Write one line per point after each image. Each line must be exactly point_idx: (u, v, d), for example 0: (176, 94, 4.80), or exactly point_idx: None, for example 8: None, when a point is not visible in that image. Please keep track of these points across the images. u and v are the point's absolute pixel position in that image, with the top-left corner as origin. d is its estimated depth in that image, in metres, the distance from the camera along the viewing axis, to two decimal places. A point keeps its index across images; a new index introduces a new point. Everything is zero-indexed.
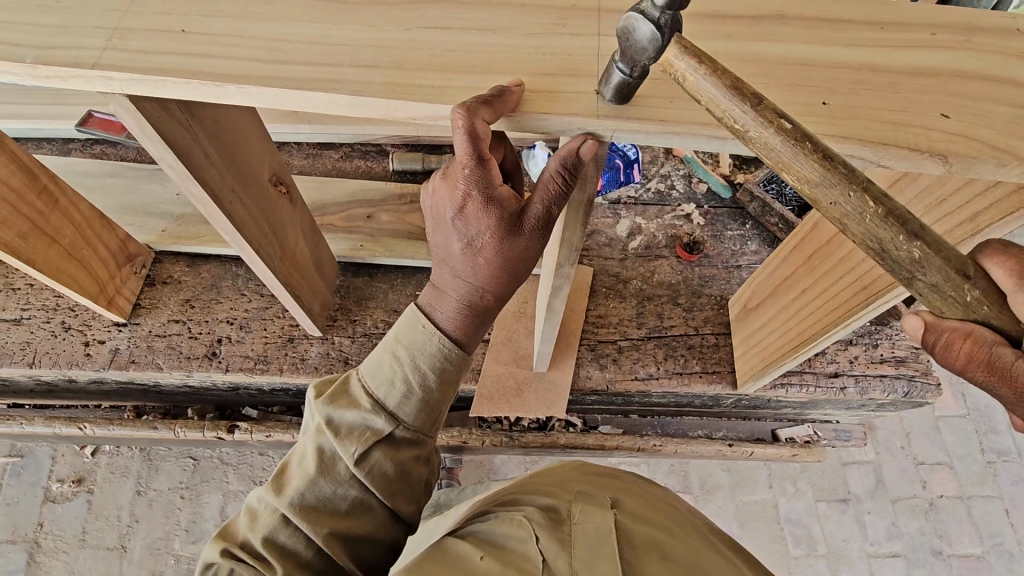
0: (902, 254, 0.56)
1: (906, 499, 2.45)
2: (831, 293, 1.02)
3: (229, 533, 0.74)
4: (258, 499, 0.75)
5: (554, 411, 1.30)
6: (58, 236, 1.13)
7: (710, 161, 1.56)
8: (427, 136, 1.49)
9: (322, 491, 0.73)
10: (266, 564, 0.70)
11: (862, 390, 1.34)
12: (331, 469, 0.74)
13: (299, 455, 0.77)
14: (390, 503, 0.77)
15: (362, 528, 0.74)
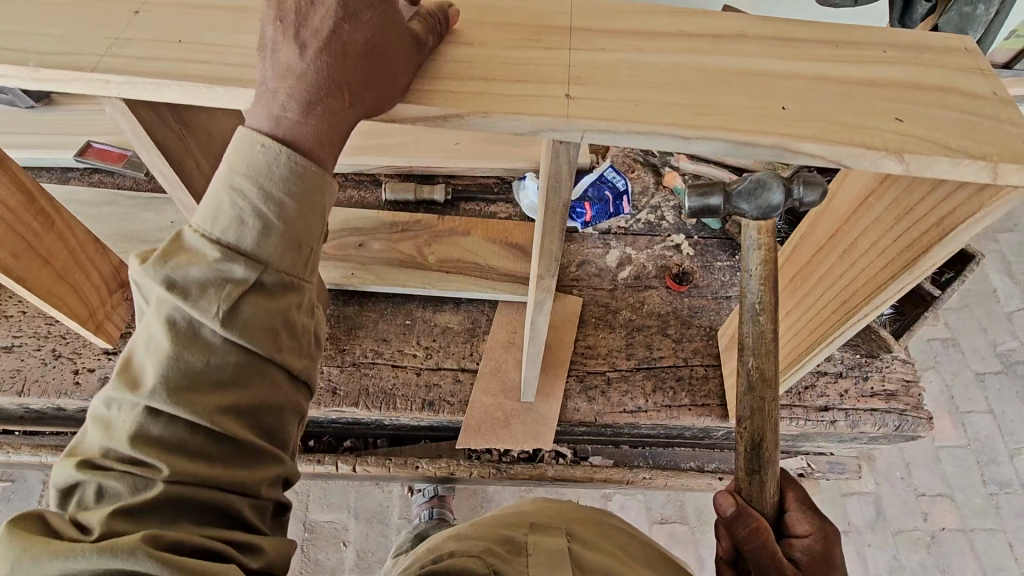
0: (764, 453, 0.83)
1: (906, 531, 2.41)
2: (834, 288, 0.96)
3: (62, 476, 0.55)
4: (99, 422, 0.57)
5: (542, 443, 1.29)
6: (51, 259, 1.16)
7: None
8: (419, 167, 1.52)
9: (190, 364, 0.56)
10: (148, 468, 0.54)
11: (853, 423, 1.33)
12: (189, 355, 0.56)
13: (143, 338, 0.57)
14: (270, 367, 0.61)
15: (255, 397, 0.60)
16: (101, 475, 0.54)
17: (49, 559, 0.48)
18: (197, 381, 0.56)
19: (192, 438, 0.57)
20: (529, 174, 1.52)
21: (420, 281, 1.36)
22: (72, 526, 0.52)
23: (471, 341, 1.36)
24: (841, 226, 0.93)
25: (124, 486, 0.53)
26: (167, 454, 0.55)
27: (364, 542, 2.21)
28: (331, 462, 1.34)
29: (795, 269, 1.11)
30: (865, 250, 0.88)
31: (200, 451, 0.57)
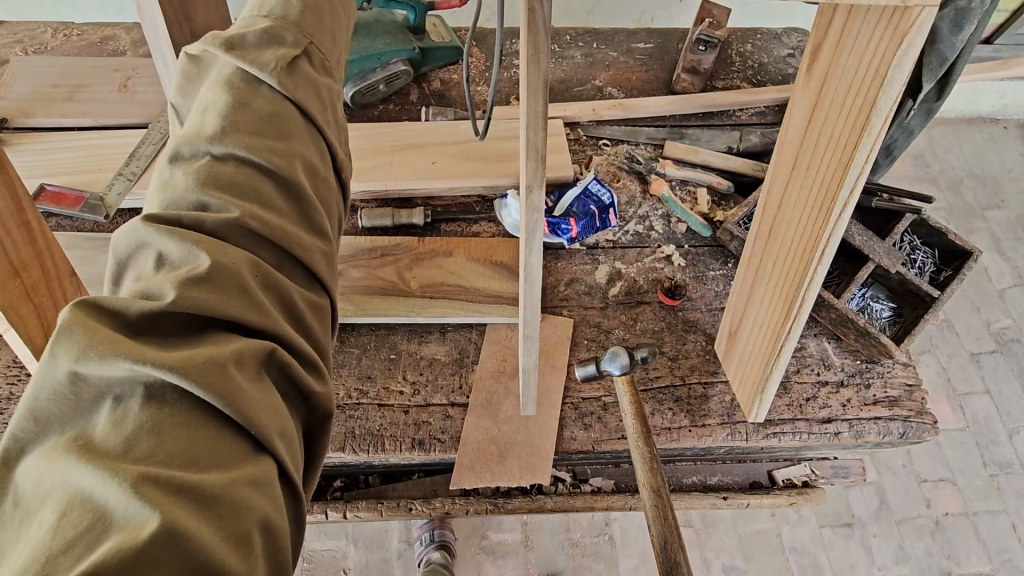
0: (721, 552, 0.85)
1: (910, 520, 2.40)
2: (812, 193, 0.93)
3: (124, 245, 0.52)
4: (161, 185, 0.58)
5: (540, 477, 1.24)
6: (22, 271, 1.05)
7: (688, 199, 1.54)
8: (396, 190, 1.45)
9: (260, 98, 0.63)
10: (213, 207, 0.54)
11: (857, 434, 1.28)
12: (249, 113, 0.61)
13: (198, 118, 0.61)
14: (320, 139, 0.67)
15: (309, 152, 0.63)
16: (163, 236, 0.50)
17: (118, 352, 0.41)
18: (256, 135, 0.60)
19: (253, 187, 0.57)
20: (510, 191, 1.46)
21: (402, 310, 1.30)
22: (137, 296, 0.48)
23: (460, 371, 1.30)
24: (806, 139, 0.94)
25: (191, 260, 0.49)
26: (230, 190, 0.56)
27: (364, 570, 2.16)
28: (321, 509, 1.28)
29: (770, 213, 1.07)
30: (831, 145, 0.87)
31: (262, 207, 0.56)
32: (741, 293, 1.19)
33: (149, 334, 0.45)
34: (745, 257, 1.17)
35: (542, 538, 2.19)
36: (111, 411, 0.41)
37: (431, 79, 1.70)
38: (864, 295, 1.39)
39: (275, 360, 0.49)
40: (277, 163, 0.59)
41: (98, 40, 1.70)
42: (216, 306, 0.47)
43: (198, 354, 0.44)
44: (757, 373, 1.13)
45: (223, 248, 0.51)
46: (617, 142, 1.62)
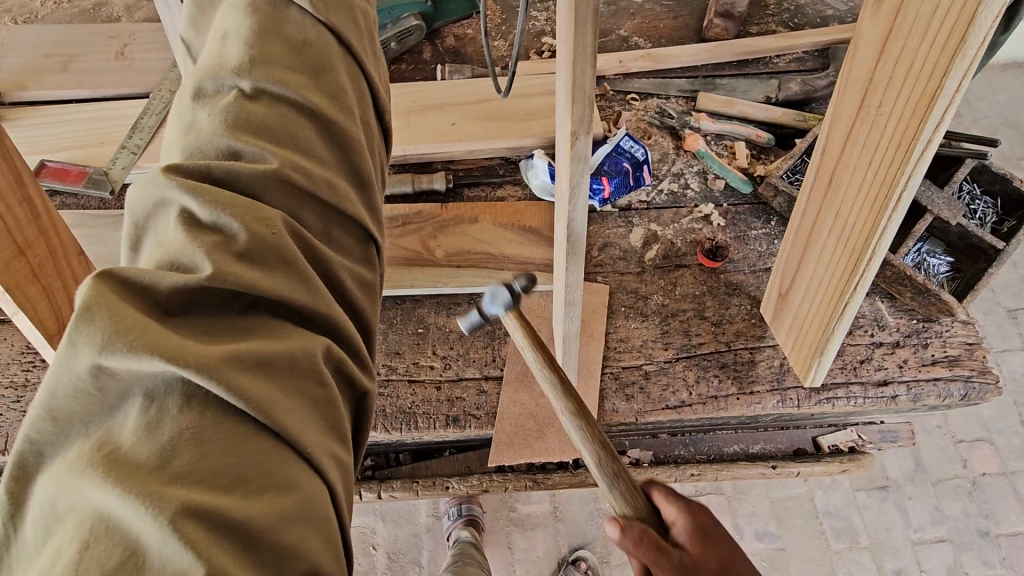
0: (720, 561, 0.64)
1: (947, 480, 2.34)
2: (882, 139, 0.83)
3: (143, 206, 0.46)
4: (182, 127, 0.51)
5: (582, 452, 1.19)
6: (27, 251, 0.99)
7: (725, 153, 1.45)
8: (415, 154, 1.37)
9: (286, 26, 0.56)
10: (246, 152, 0.48)
11: (916, 396, 1.21)
12: (279, 44, 0.55)
13: (218, 52, 0.55)
14: (358, 73, 0.60)
15: (344, 83, 0.57)
16: (187, 196, 0.44)
17: (152, 349, 0.36)
18: (288, 68, 0.54)
19: (289, 133, 0.51)
20: (535, 151, 1.37)
21: (428, 282, 1.23)
22: (165, 262, 0.42)
23: (493, 344, 1.23)
24: (873, 75, 0.82)
25: (227, 228, 0.44)
26: (265, 134, 0.50)
27: (393, 544, 2.15)
28: (355, 490, 1.24)
29: (826, 164, 0.97)
30: (908, 79, 0.76)
31: (301, 154, 0.51)
32: (793, 250, 1.10)
33: (183, 318, 0.41)
34: (797, 211, 1.08)
35: (572, 509, 2.15)
36: (143, 411, 0.37)
37: (444, 34, 1.59)
38: (920, 250, 1.29)
39: (329, 358, 0.46)
40: (312, 101, 0.53)
41: (90, 6, 1.60)
42: (260, 287, 0.43)
43: (242, 354, 0.40)
44: (815, 335, 1.06)
45: (261, 210, 0.46)
46: (646, 96, 1.52)
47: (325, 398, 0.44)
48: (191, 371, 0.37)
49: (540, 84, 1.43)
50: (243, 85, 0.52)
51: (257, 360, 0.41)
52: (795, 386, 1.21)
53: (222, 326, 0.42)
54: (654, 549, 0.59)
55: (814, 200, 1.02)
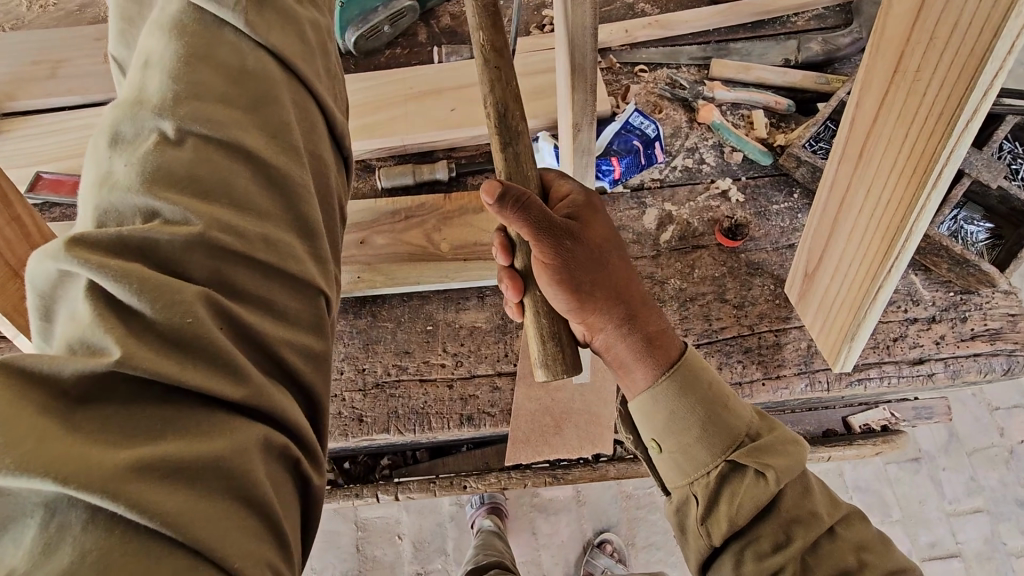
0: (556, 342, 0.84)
1: (983, 450, 2.26)
2: (925, 101, 0.74)
3: (46, 278, 0.45)
4: (99, 177, 0.51)
5: (601, 445, 1.16)
6: (22, 272, 0.97)
7: (742, 124, 1.36)
8: (415, 143, 1.31)
9: (222, 52, 0.57)
10: (165, 207, 0.48)
11: (953, 374, 1.14)
12: (210, 76, 0.56)
13: (138, 91, 0.55)
14: (303, 101, 0.62)
15: (286, 113, 0.58)
16: (92, 273, 0.43)
17: (42, 469, 0.35)
18: (214, 108, 0.54)
19: (222, 181, 0.52)
20: (541, 133, 1.30)
21: (435, 276, 1.19)
22: (75, 347, 0.42)
23: (505, 338, 1.19)
24: (911, 34, 0.74)
25: (141, 308, 0.44)
26: (188, 186, 0.50)
27: (418, 534, 2.15)
28: (372, 493, 1.22)
29: (857, 133, 0.90)
30: (950, 40, 0.69)
31: (232, 206, 0.52)
32: (819, 229, 1.04)
33: (91, 410, 0.40)
34: (824, 185, 1.01)
35: (595, 494, 2.11)
36: (42, 529, 0.35)
37: (439, 14, 1.51)
38: (955, 216, 1.20)
39: (264, 445, 0.46)
40: (241, 144, 0.54)
41: (75, 8, 1.55)
42: (177, 377, 0.43)
43: (153, 459, 0.39)
44: (846, 318, 0.99)
45: (179, 285, 0.45)
46: (655, 66, 1.43)
47: (253, 497, 0.43)
48: (92, 488, 0.35)
49: (542, 61, 1.36)
50: (167, 131, 0.52)
51: (175, 465, 0.40)
52: (825, 369, 1.15)
53: (136, 419, 0.41)
54: (553, 263, 0.80)
55: (843, 172, 0.95)
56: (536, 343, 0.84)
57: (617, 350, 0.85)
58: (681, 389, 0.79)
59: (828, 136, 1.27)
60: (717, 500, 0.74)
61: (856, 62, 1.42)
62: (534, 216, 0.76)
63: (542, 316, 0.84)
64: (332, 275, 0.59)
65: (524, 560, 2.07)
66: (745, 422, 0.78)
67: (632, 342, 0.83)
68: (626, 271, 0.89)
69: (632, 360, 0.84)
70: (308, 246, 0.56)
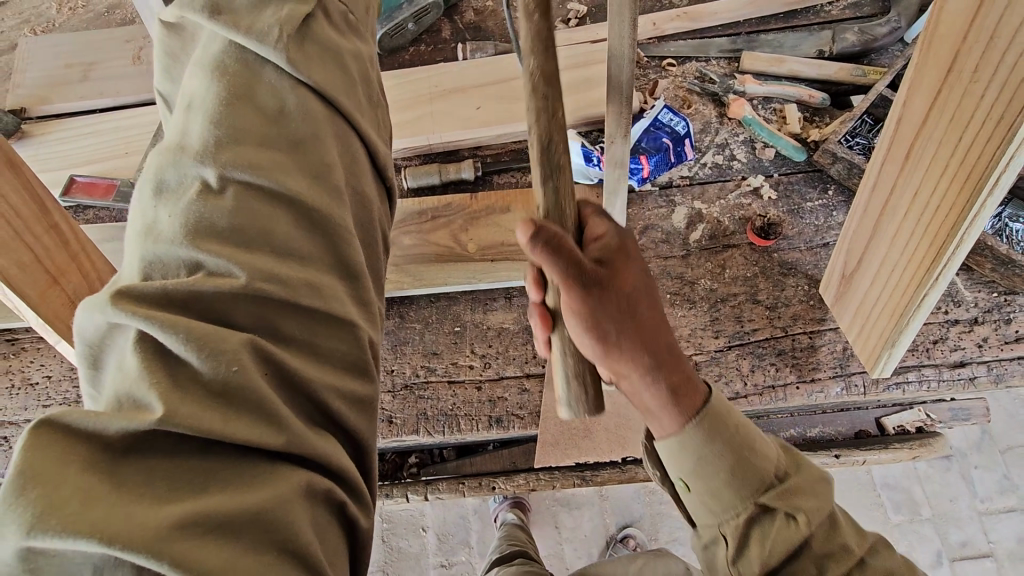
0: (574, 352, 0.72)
1: (1017, 448, 2.20)
2: (981, 106, 0.71)
3: (92, 331, 0.46)
4: (143, 228, 0.51)
5: (631, 450, 1.14)
6: (61, 279, 0.99)
7: (774, 119, 1.32)
8: (440, 142, 1.30)
9: (274, 92, 0.58)
10: (211, 261, 0.49)
11: (997, 377, 1.11)
12: (251, 118, 0.56)
13: (179, 136, 0.55)
14: (343, 137, 0.61)
15: (326, 150, 0.58)
16: (140, 324, 0.44)
17: (88, 529, 0.35)
18: (256, 152, 0.54)
19: (266, 230, 0.52)
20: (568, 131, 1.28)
21: (463, 277, 1.18)
22: (123, 401, 0.43)
23: (533, 340, 1.18)
24: (966, 36, 0.71)
25: (189, 359, 0.44)
26: (231, 235, 0.51)
27: (442, 526, 2.18)
28: (401, 493, 1.23)
29: (903, 135, 0.86)
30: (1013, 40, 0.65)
31: (273, 254, 0.52)
32: (859, 232, 1.01)
33: (137, 465, 0.41)
34: (866, 185, 0.98)
35: (618, 490, 2.11)
36: None
37: (463, 9, 1.49)
38: (1000, 214, 1.15)
39: (308, 488, 0.47)
40: (285, 189, 0.54)
41: (104, 9, 1.56)
42: (222, 431, 0.44)
43: (197, 515, 0.40)
44: (887, 325, 0.96)
45: (226, 336, 0.46)
46: (684, 60, 1.39)
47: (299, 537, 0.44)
48: (137, 546, 0.36)
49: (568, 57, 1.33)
50: (209, 179, 0.52)
51: (217, 519, 0.41)
52: (861, 372, 1.13)
53: (181, 471, 0.42)
54: (576, 307, 0.67)
55: (888, 174, 0.91)
56: (562, 383, 0.74)
57: (641, 398, 0.70)
58: (709, 435, 0.67)
59: (865, 131, 1.23)
60: (747, 545, 0.65)
61: (895, 53, 1.37)
62: (564, 261, 0.64)
63: (572, 359, 0.73)
64: (374, 314, 0.59)
65: (547, 554, 2.08)
66: (773, 463, 0.68)
67: (658, 393, 0.68)
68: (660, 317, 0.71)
69: (658, 408, 0.70)
70: (348, 286, 0.57)
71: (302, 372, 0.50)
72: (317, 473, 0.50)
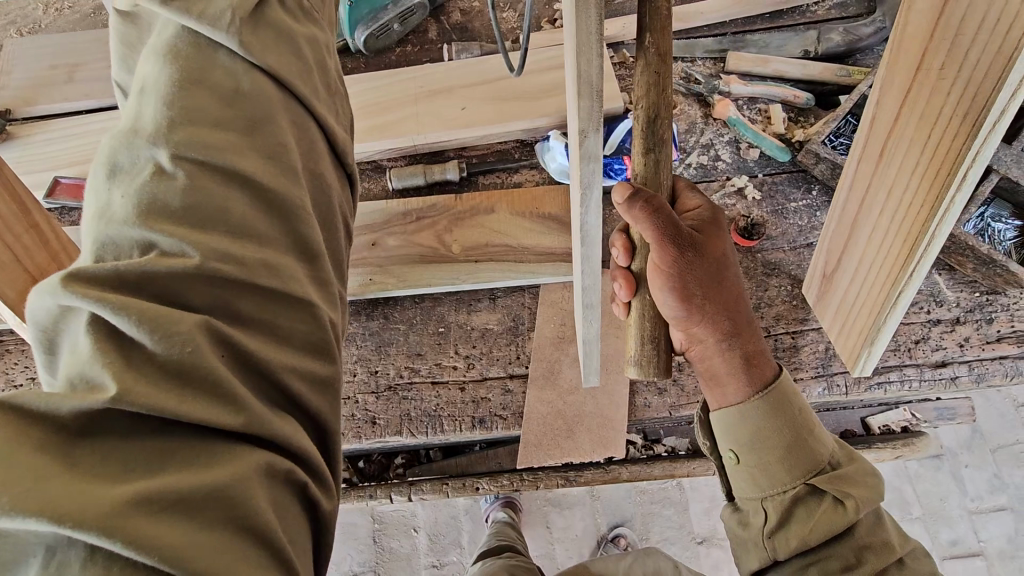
0: (660, 134, 0.80)
1: (1008, 447, 2.20)
2: (951, 101, 0.71)
3: (45, 314, 0.45)
4: (97, 210, 0.51)
5: (614, 451, 1.13)
6: (40, 278, 0.99)
7: (759, 119, 1.33)
8: (425, 143, 1.30)
9: (226, 71, 0.58)
10: (164, 241, 0.48)
11: (978, 377, 1.12)
12: (206, 101, 0.55)
13: (132, 117, 0.54)
14: (300, 124, 0.62)
15: (283, 134, 0.59)
16: (92, 305, 0.43)
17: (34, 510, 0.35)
18: (211, 132, 0.54)
19: (222, 209, 0.52)
20: (552, 131, 1.28)
21: (447, 278, 1.18)
22: (75, 382, 0.42)
23: (516, 341, 1.19)
24: (936, 30, 0.71)
25: (142, 340, 0.44)
26: (185, 215, 0.50)
27: (433, 526, 2.18)
28: (386, 493, 1.23)
29: (880, 129, 0.86)
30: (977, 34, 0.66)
31: (231, 235, 0.52)
32: (838, 230, 1.01)
33: (89, 447, 0.40)
34: (843, 184, 0.98)
35: (609, 489, 2.11)
36: (44, 569, 0.36)
37: (449, 10, 1.49)
38: (983, 214, 1.16)
39: (271, 471, 0.47)
40: (244, 168, 0.54)
41: (90, 10, 1.56)
42: (175, 411, 0.43)
43: (154, 492, 0.40)
44: (865, 322, 0.96)
45: (179, 317, 0.46)
46: None
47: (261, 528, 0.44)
48: (90, 525, 0.36)
49: (553, 57, 1.34)
50: (161, 161, 0.51)
51: (174, 498, 0.40)
52: (843, 372, 1.13)
53: (136, 452, 0.42)
54: (667, 269, 0.85)
55: (863, 171, 0.91)
56: (635, 344, 0.89)
57: (712, 361, 0.87)
58: (773, 408, 0.80)
59: (849, 131, 1.23)
60: (790, 518, 0.74)
61: (880, 53, 1.37)
62: (661, 220, 0.81)
63: (647, 319, 0.89)
64: (334, 296, 0.59)
65: (539, 555, 2.08)
66: (828, 449, 0.79)
67: (731, 355, 0.85)
68: (737, 290, 0.91)
69: (727, 373, 0.85)
70: (308, 269, 0.57)
71: (265, 366, 0.50)
72: (277, 455, 0.49)
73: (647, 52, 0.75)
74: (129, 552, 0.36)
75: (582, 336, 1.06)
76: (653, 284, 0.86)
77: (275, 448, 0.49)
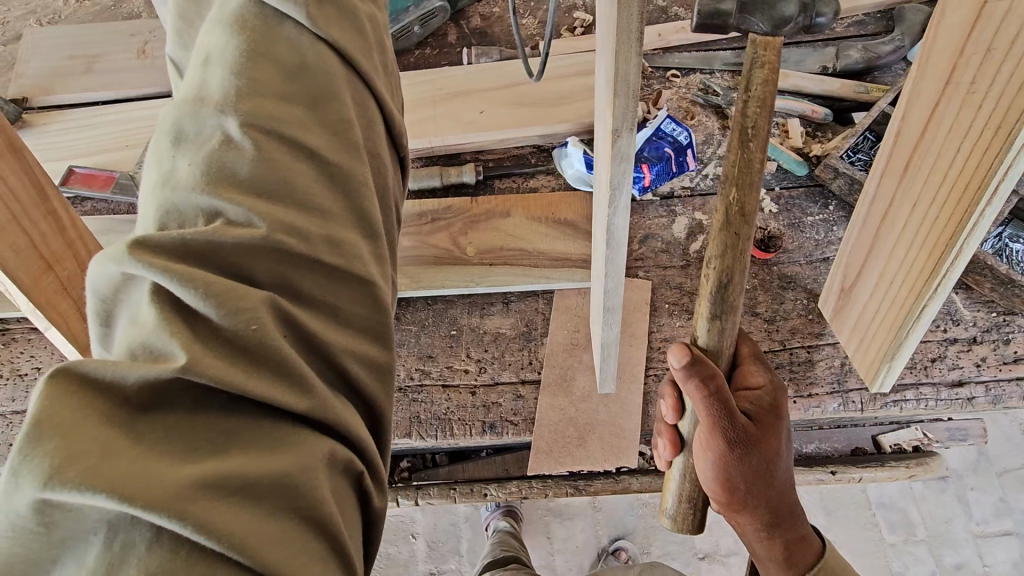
0: (727, 296, 0.81)
1: (1014, 471, 2.18)
2: (981, 115, 0.71)
3: (107, 282, 0.45)
4: (161, 178, 0.50)
5: (626, 460, 1.11)
6: (55, 266, 0.98)
7: (777, 132, 1.33)
8: (442, 146, 1.29)
9: (292, 42, 0.57)
10: (231, 212, 0.48)
11: (995, 398, 1.11)
12: (269, 73, 0.55)
13: (199, 87, 0.54)
14: (361, 100, 0.61)
15: (346, 109, 0.58)
16: (158, 277, 0.42)
17: (99, 486, 0.35)
18: (273, 103, 0.53)
19: (288, 185, 0.51)
20: (570, 137, 1.28)
21: (461, 281, 1.18)
22: (142, 351, 0.42)
23: (529, 346, 1.18)
24: (966, 42, 0.71)
25: (208, 314, 0.43)
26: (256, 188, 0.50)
27: (432, 532, 2.16)
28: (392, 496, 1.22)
29: (904, 143, 0.86)
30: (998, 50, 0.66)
31: (295, 208, 0.51)
32: (859, 241, 1.00)
33: (150, 422, 0.39)
34: (865, 196, 0.97)
35: (611, 500, 2.09)
36: (108, 546, 0.35)
37: (469, 15, 1.50)
38: (1000, 234, 1.15)
39: (334, 460, 0.46)
40: (310, 144, 0.53)
41: (111, 3, 1.57)
42: (244, 381, 0.43)
43: (218, 474, 0.39)
44: (885, 337, 0.96)
45: (247, 293, 0.45)
46: (688, 71, 1.39)
47: (315, 512, 0.43)
48: (157, 506, 0.35)
49: (572, 64, 1.34)
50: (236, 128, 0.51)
51: (238, 484, 0.39)
52: (858, 389, 1.12)
53: (197, 429, 0.41)
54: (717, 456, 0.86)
55: (886, 187, 0.91)
56: (672, 500, 0.97)
57: (752, 539, 0.92)
58: None
59: (867, 148, 1.23)
60: None
61: (898, 71, 1.38)
62: (713, 411, 0.83)
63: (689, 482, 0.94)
64: (389, 274, 0.58)
65: (539, 564, 2.05)
66: None
67: (770, 542, 0.90)
68: (790, 488, 0.92)
69: (766, 552, 0.91)
70: (369, 244, 0.56)
71: (316, 338, 0.49)
72: (339, 443, 0.48)
73: (746, 140, 0.73)
74: (193, 536, 0.36)
75: (600, 342, 1.05)
76: (698, 453, 0.88)
77: (332, 435, 0.48)
